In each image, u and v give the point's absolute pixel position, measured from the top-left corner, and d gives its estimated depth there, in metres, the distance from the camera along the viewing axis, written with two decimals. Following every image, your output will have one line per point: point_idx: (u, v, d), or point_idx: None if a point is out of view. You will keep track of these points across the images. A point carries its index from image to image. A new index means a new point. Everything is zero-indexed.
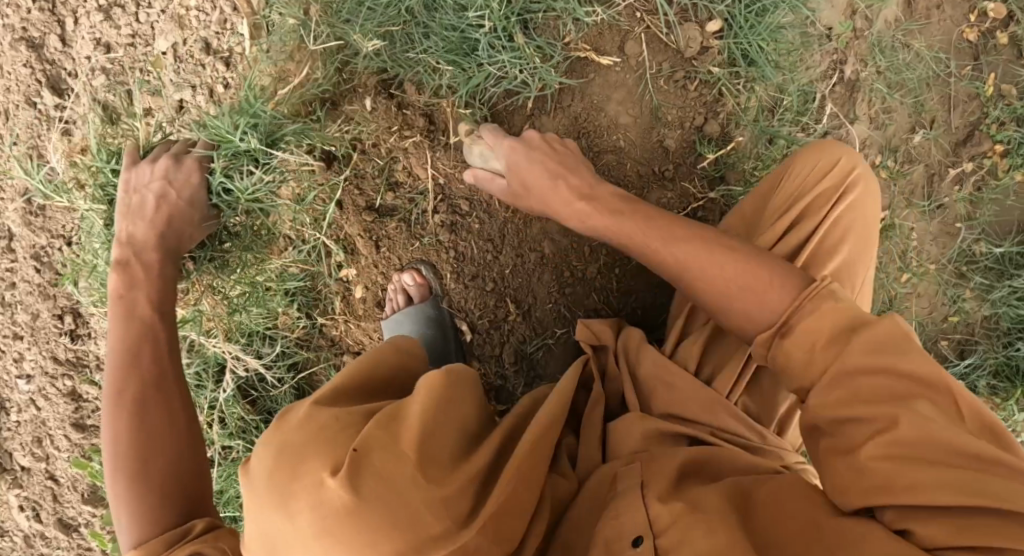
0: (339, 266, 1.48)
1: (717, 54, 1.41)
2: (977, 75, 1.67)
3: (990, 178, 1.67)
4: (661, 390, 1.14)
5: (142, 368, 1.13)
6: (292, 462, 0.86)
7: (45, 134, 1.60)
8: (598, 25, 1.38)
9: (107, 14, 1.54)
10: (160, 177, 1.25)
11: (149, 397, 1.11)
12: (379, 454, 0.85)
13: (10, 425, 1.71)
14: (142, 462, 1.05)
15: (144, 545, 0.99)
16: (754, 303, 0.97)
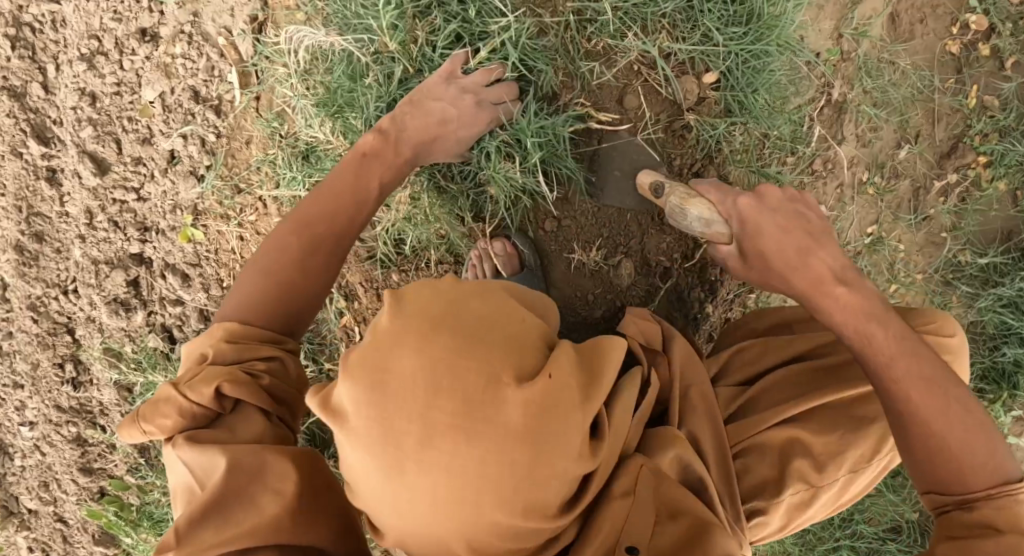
0: (340, 312, 1.40)
1: (714, 105, 1.25)
2: (960, 88, 1.69)
3: (973, 189, 1.70)
4: (695, 415, 1.05)
5: (347, 220, 1.10)
6: (463, 304, 0.80)
7: (34, 184, 1.57)
8: (599, 82, 1.24)
9: (90, 63, 1.52)
10: (459, 106, 1.17)
11: (327, 229, 1.08)
12: (554, 361, 0.80)
13: (16, 469, 1.69)
14: (277, 286, 1.05)
15: (229, 340, 1.00)
16: (958, 440, 0.92)
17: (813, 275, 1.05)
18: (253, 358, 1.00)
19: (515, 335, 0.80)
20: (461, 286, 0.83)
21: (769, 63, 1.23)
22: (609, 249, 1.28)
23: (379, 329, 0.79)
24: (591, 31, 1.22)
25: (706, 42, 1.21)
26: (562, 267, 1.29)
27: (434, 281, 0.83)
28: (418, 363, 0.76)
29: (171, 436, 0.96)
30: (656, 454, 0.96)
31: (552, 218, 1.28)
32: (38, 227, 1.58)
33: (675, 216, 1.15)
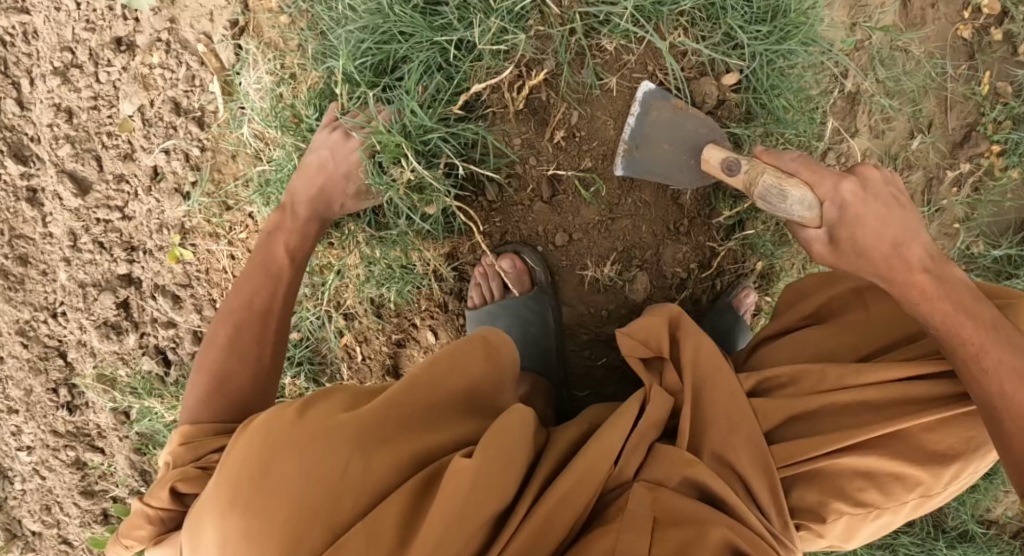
0: (339, 332, 1.35)
1: (735, 107, 1.17)
2: (972, 75, 1.64)
3: (987, 178, 1.66)
4: (713, 414, 1.04)
5: (270, 297, 1.12)
6: (279, 457, 0.83)
7: (14, 205, 1.48)
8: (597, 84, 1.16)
9: (64, 77, 1.44)
10: (332, 146, 1.18)
11: (254, 305, 1.10)
12: (364, 529, 0.80)
13: (16, 494, 1.59)
14: (217, 371, 1.04)
15: (184, 442, 0.96)
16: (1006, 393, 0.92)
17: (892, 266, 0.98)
18: (209, 452, 0.95)
19: (334, 498, 0.81)
20: (307, 422, 0.85)
21: (794, 63, 1.17)
22: (623, 263, 1.22)
23: (213, 482, 0.86)
24: (600, 33, 1.13)
25: (728, 42, 1.14)
26: (575, 285, 1.24)
27: (284, 416, 0.86)
28: (264, 492, 0.81)
29: (150, 545, 0.93)
30: (664, 480, 0.98)
31: (562, 231, 1.22)
32: (22, 250, 1.49)
33: (769, 199, 1.00)
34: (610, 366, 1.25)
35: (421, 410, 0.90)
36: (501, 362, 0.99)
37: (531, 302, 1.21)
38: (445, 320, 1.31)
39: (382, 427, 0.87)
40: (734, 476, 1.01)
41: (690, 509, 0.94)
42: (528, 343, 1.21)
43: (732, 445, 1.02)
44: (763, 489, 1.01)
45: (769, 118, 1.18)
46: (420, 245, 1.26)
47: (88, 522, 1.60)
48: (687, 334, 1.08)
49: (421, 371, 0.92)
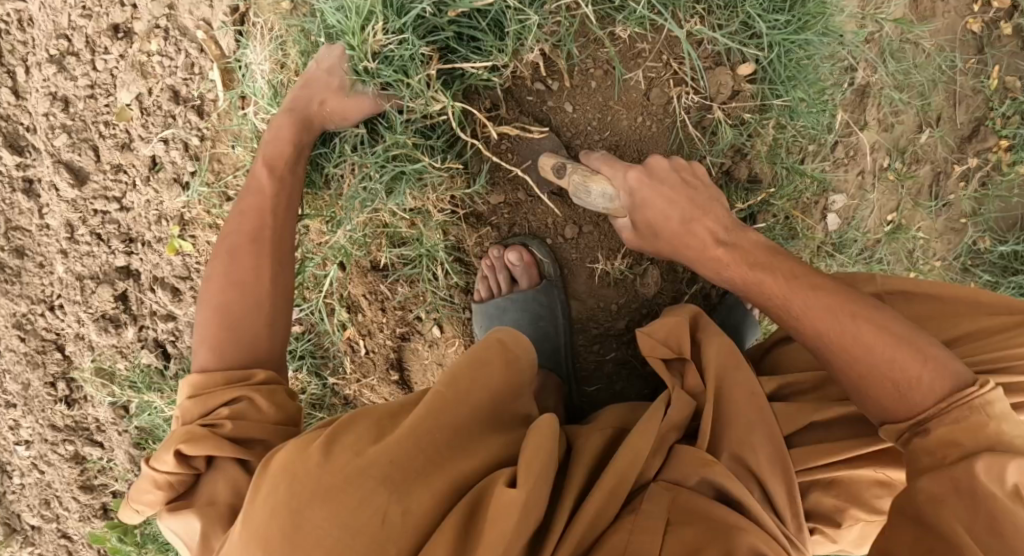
0: (342, 326, 1.32)
1: (749, 98, 1.15)
2: (981, 68, 1.62)
3: (994, 173, 1.65)
4: (734, 414, 1.02)
5: (261, 239, 1.08)
6: (312, 507, 0.80)
7: (10, 197, 1.47)
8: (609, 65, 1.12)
9: (60, 65, 1.42)
10: (323, 68, 1.12)
11: (246, 251, 1.07)
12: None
13: (15, 487, 1.60)
14: (224, 305, 1.04)
15: (192, 395, 0.98)
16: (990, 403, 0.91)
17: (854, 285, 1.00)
18: (219, 405, 0.98)
19: (378, 541, 0.79)
20: (334, 462, 0.82)
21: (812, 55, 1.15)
22: (634, 257, 1.20)
23: (240, 530, 0.82)
24: (616, 21, 1.10)
25: (746, 31, 1.12)
26: (585, 279, 1.22)
27: (309, 458, 0.83)
28: (303, 541, 0.78)
29: (162, 509, 0.95)
30: (682, 479, 0.96)
31: (572, 224, 1.20)
32: (18, 242, 1.49)
33: (705, 205, 1.03)
34: (621, 361, 1.23)
35: (450, 434, 0.88)
36: (519, 369, 0.98)
37: (541, 295, 1.19)
38: (452, 315, 1.29)
39: (415, 460, 0.84)
40: (751, 476, 0.98)
41: (711, 508, 0.91)
42: (538, 338, 1.19)
43: (754, 445, 0.99)
44: (780, 490, 0.98)
45: (783, 110, 1.17)
46: (415, 159, 1.17)
47: (87, 517, 1.60)
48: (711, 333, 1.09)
49: (451, 390, 0.91)
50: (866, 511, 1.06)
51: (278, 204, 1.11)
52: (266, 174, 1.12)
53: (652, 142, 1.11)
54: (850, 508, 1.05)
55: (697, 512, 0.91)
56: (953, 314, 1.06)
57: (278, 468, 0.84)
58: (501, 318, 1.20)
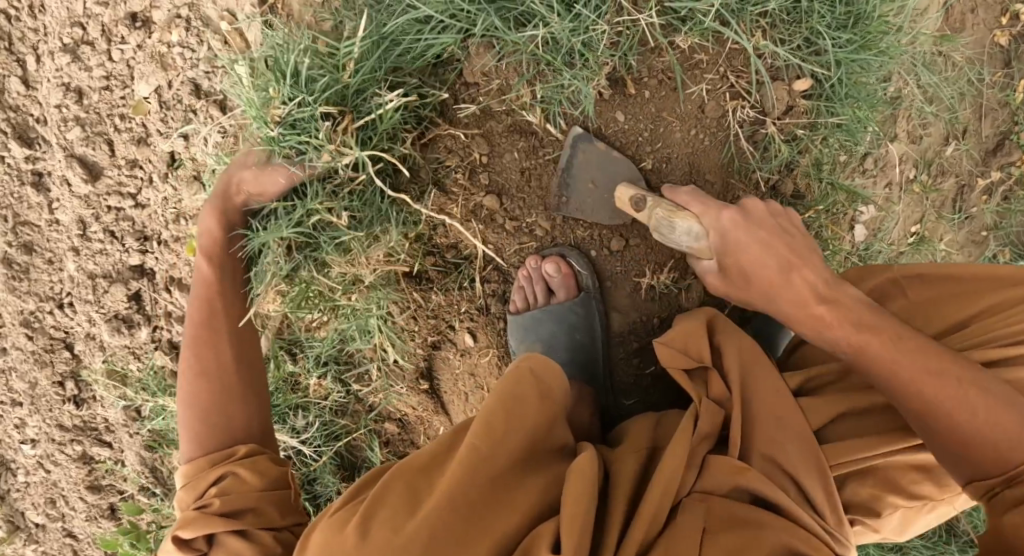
0: (370, 334, 1.28)
1: (803, 115, 1.13)
2: (1008, 82, 1.62)
3: (1017, 187, 1.66)
4: (763, 420, 1.00)
5: (214, 331, 1.13)
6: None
7: (19, 190, 1.41)
8: (660, 76, 1.11)
9: (74, 54, 1.36)
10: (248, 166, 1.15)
11: (199, 343, 1.12)
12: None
13: (19, 487, 1.54)
14: (208, 406, 1.08)
15: (184, 485, 1.03)
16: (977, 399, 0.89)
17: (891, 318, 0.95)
18: (208, 485, 1.02)
19: None
20: (372, 541, 0.81)
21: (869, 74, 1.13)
22: (680, 271, 1.17)
23: None
24: (679, 31, 1.08)
25: (808, 47, 1.10)
26: (628, 291, 1.18)
27: (345, 539, 0.83)
28: None
29: None
30: (714, 490, 0.96)
31: (618, 236, 1.16)
32: (26, 237, 1.43)
33: (659, 230, 1.06)
34: (658, 375, 1.20)
35: (490, 481, 0.86)
36: (552, 405, 0.93)
37: (579, 308, 1.17)
38: (485, 323, 1.26)
39: (453, 531, 0.82)
40: (785, 477, 0.97)
41: (747, 517, 0.91)
42: (575, 349, 1.17)
43: (786, 449, 0.98)
44: (817, 489, 0.97)
45: (836, 127, 1.15)
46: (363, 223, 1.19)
47: (94, 517, 1.55)
48: (730, 334, 1.06)
49: (484, 433, 0.87)
50: (904, 498, 1.03)
51: (223, 297, 1.16)
52: (204, 270, 1.16)
53: (617, 168, 1.13)
54: (886, 495, 1.03)
55: (731, 525, 0.90)
56: (971, 294, 1.06)
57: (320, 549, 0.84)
58: (537, 330, 1.17)
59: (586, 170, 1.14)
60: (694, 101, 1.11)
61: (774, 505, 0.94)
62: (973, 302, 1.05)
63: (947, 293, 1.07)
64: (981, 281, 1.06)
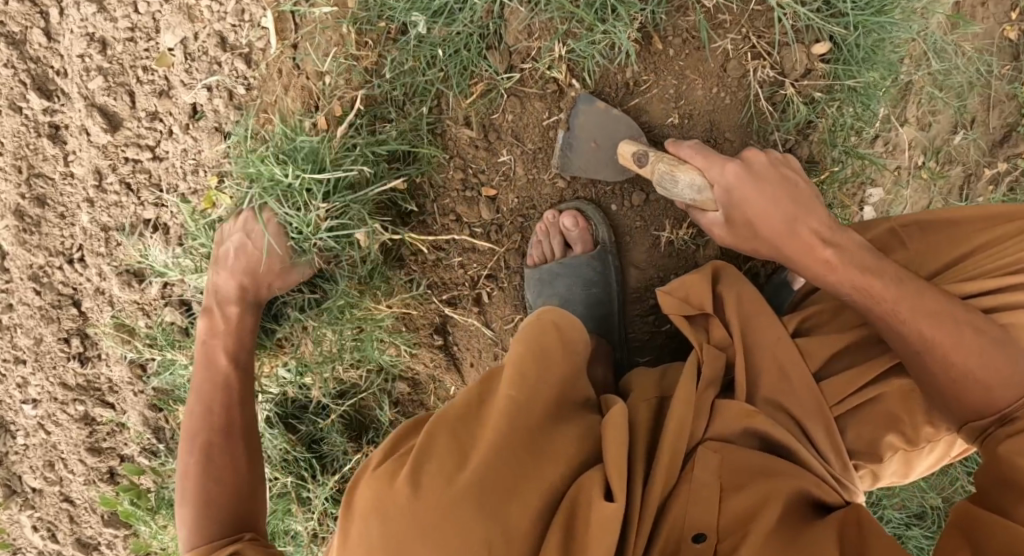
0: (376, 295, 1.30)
1: (821, 78, 1.15)
2: (1016, 75, 1.66)
3: (1022, 178, 1.69)
4: (767, 364, 1.02)
5: (227, 435, 1.17)
6: (416, 545, 0.78)
7: (34, 142, 1.41)
8: (684, 32, 1.13)
9: (100, 6, 1.37)
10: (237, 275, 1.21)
11: (222, 455, 1.15)
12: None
13: (17, 449, 1.53)
14: (207, 473, 1.13)
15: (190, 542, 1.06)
16: (911, 306, 0.93)
17: (802, 246, 1.00)
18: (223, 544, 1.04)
19: None
20: (426, 487, 0.81)
21: (889, 37, 1.14)
22: (698, 228, 1.19)
23: None
24: None
25: (828, 8, 1.12)
26: (646, 248, 1.20)
27: (397, 494, 0.81)
28: None
29: None
30: (726, 437, 0.95)
31: (639, 192, 1.18)
32: (39, 190, 1.43)
33: (663, 185, 1.05)
34: (672, 333, 1.22)
35: (531, 422, 0.87)
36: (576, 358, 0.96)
37: (596, 261, 1.16)
38: (502, 281, 1.27)
39: (504, 481, 0.82)
40: (790, 419, 1.00)
41: (760, 460, 0.93)
42: (592, 304, 1.17)
43: (791, 393, 1.01)
44: (818, 431, 1.00)
45: (853, 91, 1.16)
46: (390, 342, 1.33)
47: (93, 480, 1.53)
48: (732, 282, 1.06)
49: (515, 376, 0.89)
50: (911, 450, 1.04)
51: (238, 391, 1.21)
52: (225, 365, 1.21)
53: (619, 125, 1.14)
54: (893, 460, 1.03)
55: (747, 471, 0.91)
56: (959, 238, 1.07)
57: (370, 510, 0.82)
58: (556, 283, 1.18)
59: (589, 130, 1.15)
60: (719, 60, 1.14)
61: (785, 447, 0.97)
62: (961, 246, 1.07)
63: (943, 238, 1.08)
64: (968, 226, 1.07)
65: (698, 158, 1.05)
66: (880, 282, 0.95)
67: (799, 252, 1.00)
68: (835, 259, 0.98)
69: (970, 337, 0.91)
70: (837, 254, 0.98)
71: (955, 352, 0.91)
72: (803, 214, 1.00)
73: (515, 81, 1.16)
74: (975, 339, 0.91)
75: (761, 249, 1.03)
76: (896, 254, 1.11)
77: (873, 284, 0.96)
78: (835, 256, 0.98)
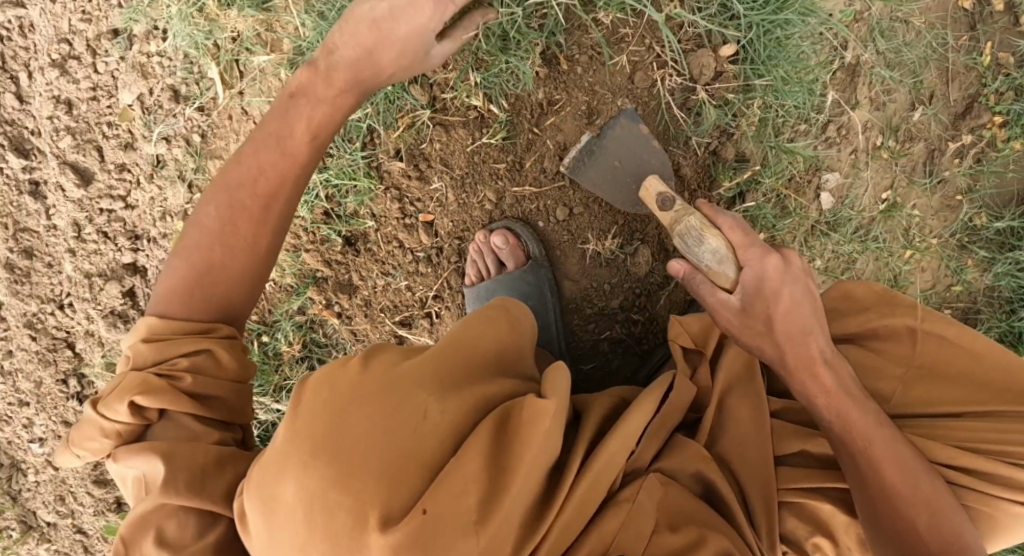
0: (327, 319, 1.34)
1: (732, 80, 1.21)
2: (974, 45, 1.52)
3: (989, 149, 1.54)
4: (734, 422, 1.01)
5: (251, 215, 0.99)
6: (361, 410, 0.75)
7: (17, 199, 1.52)
8: (585, 50, 1.19)
9: (62, 69, 1.45)
10: None
11: (236, 228, 0.98)
12: (453, 475, 0.74)
13: (31, 485, 1.64)
14: (208, 259, 0.97)
15: (145, 339, 0.94)
16: (886, 439, 0.94)
17: (804, 360, 0.97)
18: (175, 356, 0.93)
19: (417, 443, 0.75)
20: (372, 371, 0.79)
21: (794, 32, 1.19)
22: (624, 237, 1.22)
23: (279, 435, 0.76)
24: (598, 7, 1.17)
25: (725, 13, 1.19)
26: (577, 259, 1.23)
27: (344, 373, 0.78)
28: (356, 435, 0.74)
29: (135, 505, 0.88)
30: (675, 472, 0.94)
31: (562, 206, 1.22)
32: (26, 243, 1.53)
33: (687, 238, 1.00)
34: (615, 340, 1.25)
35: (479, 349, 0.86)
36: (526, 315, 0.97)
37: (528, 276, 1.20)
38: (449, 302, 1.31)
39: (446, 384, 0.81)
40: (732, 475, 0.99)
41: (695, 509, 0.91)
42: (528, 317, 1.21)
43: (746, 453, 0.99)
44: (758, 499, 0.98)
45: (767, 90, 1.21)
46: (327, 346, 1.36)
47: (102, 511, 1.64)
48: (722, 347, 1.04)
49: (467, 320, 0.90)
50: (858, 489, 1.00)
51: (240, 200, 0.99)
52: (306, 148, 1.02)
53: (651, 159, 1.16)
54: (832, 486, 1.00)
55: (683, 516, 0.90)
56: (973, 381, 1.02)
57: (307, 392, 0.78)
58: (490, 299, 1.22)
59: (617, 149, 1.16)
60: (624, 74, 1.20)
61: (723, 503, 0.94)
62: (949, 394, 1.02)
63: (942, 372, 1.03)
64: (975, 369, 1.02)
65: (733, 235, 0.99)
66: (867, 411, 0.95)
67: (794, 365, 0.97)
68: (831, 381, 0.96)
69: (918, 484, 0.93)
70: (834, 375, 0.97)
71: (902, 491, 0.92)
72: (817, 329, 0.98)
73: (437, 111, 1.22)
74: (923, 491, 0.93)
75: (760, 343, 0.98)
76: (884, 345, 1.05)
77: (861, 411, 0.95)
78: (835, 380, 0.97)
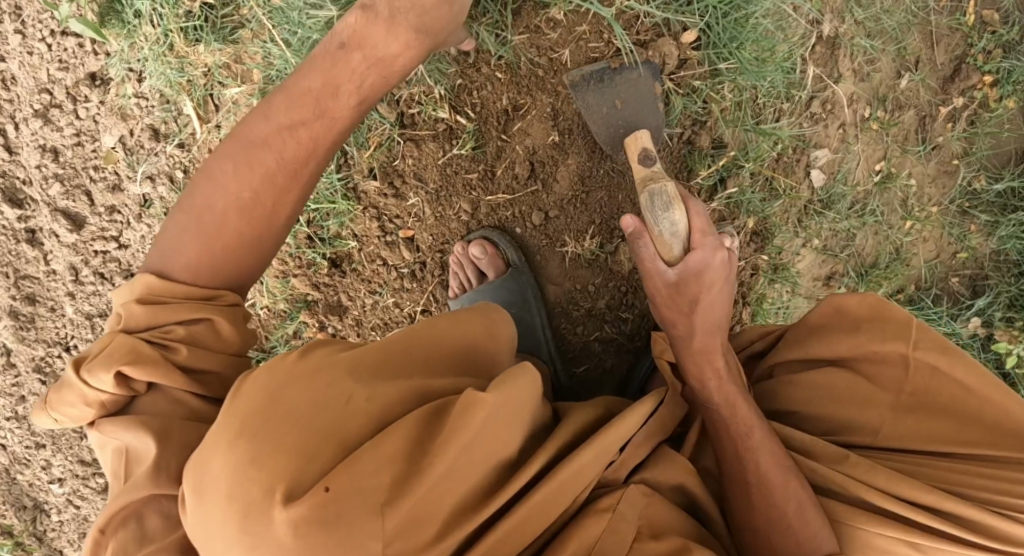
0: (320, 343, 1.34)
1: (697, 66, 1.32)
2: (957, 5, 1.44)
3: (982, 111, 1.47)
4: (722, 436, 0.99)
5: (278, 177, 0.95)
6: (294, 391, 0.76)
7: (16, 248, 1.54)
8: (544, 51, 1.17)
9: (46, 118, 1.47)
10: None
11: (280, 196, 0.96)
12: (374, 452, 0.74)
13: (54, 525, 1.67)
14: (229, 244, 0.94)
15: (143, 301, 0.91)
16: (792, 488, 0.90)
17: (718, 384, 0.96)
18: (171, 322, 0.91)
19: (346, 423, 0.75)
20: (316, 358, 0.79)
21: (751, 13, 1.31)
22: (603, 237, 1.22)
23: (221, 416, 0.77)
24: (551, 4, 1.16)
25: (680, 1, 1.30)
26: (557, 262, 1.24)
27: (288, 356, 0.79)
28: (286, 414, 0.74)
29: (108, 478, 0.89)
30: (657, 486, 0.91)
31: (538, 211, 1.23)
32: (28, 290, 1.55)
33: (653, 198, 1.02)
34: (605, 341, 1.24)
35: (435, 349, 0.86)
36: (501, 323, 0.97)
37: (509, 283, 1.20)
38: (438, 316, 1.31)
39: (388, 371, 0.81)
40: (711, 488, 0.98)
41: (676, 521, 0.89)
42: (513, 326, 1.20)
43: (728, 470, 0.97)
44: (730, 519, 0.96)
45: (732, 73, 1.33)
46: None
47: None
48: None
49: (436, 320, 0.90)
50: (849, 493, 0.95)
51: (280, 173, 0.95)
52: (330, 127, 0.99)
53: (654, 116, 1.14)
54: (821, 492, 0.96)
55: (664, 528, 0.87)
56: (969, 419, 0.93)
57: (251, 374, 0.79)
58: None
59: (627, 91, 1.14)
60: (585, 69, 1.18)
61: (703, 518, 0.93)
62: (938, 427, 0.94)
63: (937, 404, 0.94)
64: (972, 404, 0.93)
65: (696, 228, 1.01)
66: (775, 455, 0.91)
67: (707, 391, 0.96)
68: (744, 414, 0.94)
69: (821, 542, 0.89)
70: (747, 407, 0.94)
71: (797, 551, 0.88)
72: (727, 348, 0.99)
73: (407, 128, 1.22)
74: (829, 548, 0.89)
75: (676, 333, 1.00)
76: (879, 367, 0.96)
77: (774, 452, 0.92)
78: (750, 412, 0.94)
